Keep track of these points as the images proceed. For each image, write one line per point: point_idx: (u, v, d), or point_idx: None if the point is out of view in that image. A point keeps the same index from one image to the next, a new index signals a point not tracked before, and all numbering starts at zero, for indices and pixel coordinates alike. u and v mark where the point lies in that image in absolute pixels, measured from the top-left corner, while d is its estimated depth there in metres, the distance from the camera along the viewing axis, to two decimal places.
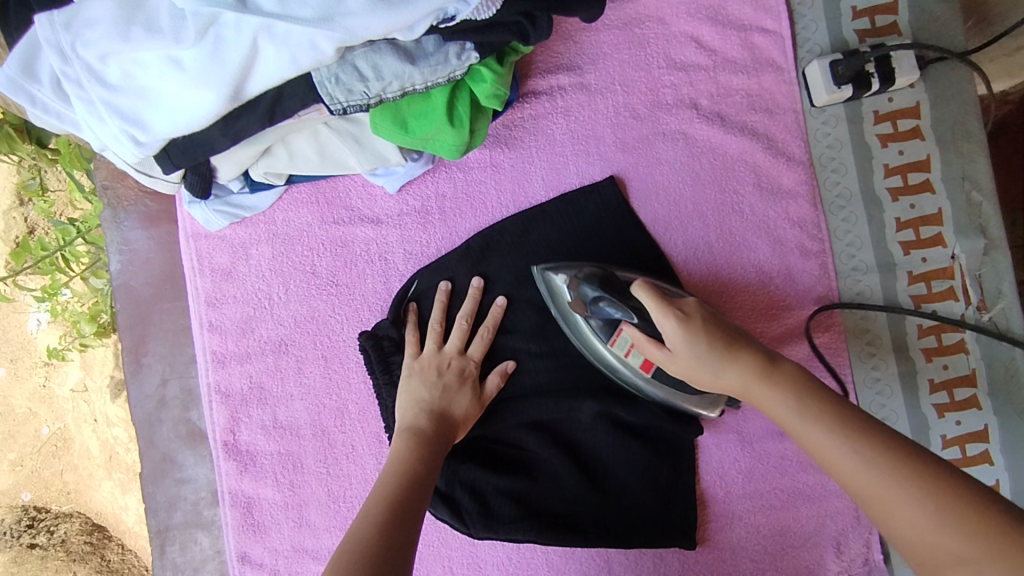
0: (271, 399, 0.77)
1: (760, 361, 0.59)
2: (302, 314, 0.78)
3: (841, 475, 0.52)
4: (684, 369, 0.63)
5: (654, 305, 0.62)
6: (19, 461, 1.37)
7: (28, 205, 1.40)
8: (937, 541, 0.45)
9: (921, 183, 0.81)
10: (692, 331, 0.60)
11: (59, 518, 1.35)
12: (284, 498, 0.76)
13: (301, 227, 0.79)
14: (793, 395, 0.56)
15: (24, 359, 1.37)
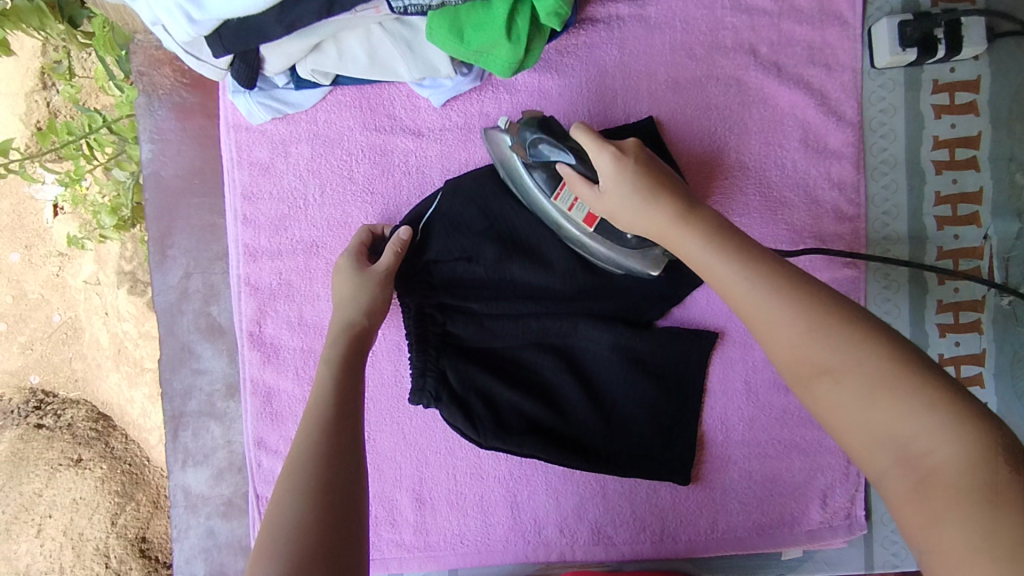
0: (299, 296, 0.78)
1: (679, 205, 0.61)
2: (336, 218, 0.78)
3: (734, 301, 0.54)
4: (606, 207, 0.65)
5: (591, 141, 0.64)
6: (29, 344, 1.40)
7: (52, 89, 1.38)
8: (805, 355, 0.49)
9: (966, 159, 0.81)
10: (623, 168, 0.62)
11: (65, 403, 1.40)
12: (303, 392, 0.78)
13: (342, 129, 0.78)
14: (703, 229, 0.58)
15: (38, 247, 1.39)
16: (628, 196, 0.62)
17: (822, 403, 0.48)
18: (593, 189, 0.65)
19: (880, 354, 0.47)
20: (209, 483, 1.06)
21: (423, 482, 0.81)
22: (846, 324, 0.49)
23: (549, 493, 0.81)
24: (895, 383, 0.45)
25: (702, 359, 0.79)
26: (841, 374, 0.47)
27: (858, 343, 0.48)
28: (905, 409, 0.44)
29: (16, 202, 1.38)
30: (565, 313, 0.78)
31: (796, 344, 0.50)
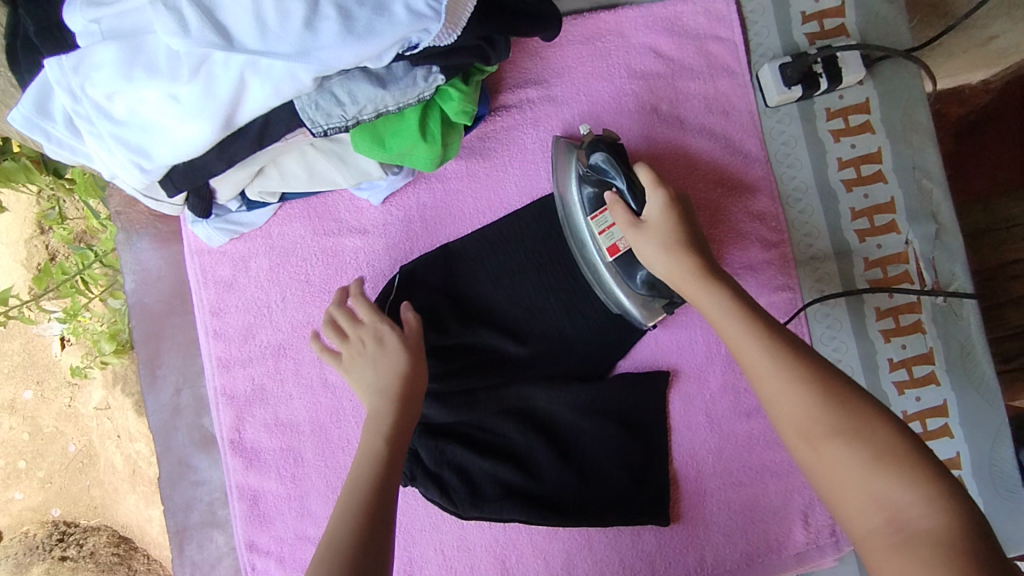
0: (273, 398, 0.83)
1: (703, 265, 0.65)
2: (298, 320, 0.84)
3: (747, 360, 0.58)
4: (640, 243, 0.69)
5: (650, 178, 0.70)
6: (48, 478, 1.47)
7: (49, 233, 1.49)
8: (821, 424, 0.53)
9: (873, 174, 0.87)
10: (671, 212, 0.68)
11: (87, 531, 1.44)
12: (287, 489, 0.82)
13: (295, 239, 0.85)
14: (726, 293, 0.62)
15: (49, 380, 1.46)
16: (667, 237, 0.67)
17: (829, 463, 0.52)
18: (633, 220, 0.70)
19: (881, 438, 0.50)
20: None
21: (413, 561, 0.83)
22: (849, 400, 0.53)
23: (537, 555, 0.83)
24: (892, 459, 0.49)
25: (660, 400, 0.83)
26: (853, 437, 0.51)
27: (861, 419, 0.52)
28: (889, 479, 0.49)
29: (25, 341, 1.47)
30: (524, 376, 0.82)
31: (810, 411, 0.53)
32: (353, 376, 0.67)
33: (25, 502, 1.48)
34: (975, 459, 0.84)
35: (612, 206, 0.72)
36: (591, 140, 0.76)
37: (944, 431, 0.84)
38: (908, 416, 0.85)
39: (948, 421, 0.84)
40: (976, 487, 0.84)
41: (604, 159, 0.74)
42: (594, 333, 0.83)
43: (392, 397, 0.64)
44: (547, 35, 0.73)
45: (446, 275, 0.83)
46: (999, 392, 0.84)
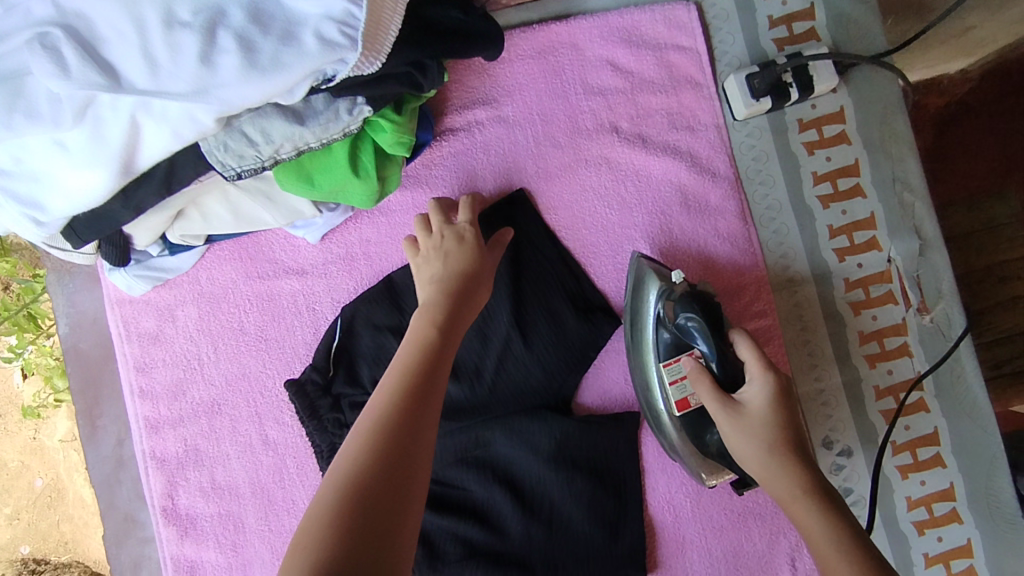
0: (208, 460, 0.76)
1: (818, 484, 0.55)
2: (233, 372, 0.77)
3: None
4: (726, 424, 0.59)
5: (757, 359, 0.61)
6: (16, 513, 1.37)
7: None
8: None
9: (850, 188, 0.81)
10: (778, 407, 0.58)
11: (60, 567, 1.36)
12: (228, 560, 0.75)
13: (226, 283, 0.77)
14: (850, 533, 0.51)
15: (12, 413, 1.36)
16: (770, 439, 0.57)
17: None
18: (726, 402, 0.60)
19: None
20: None
21: None
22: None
23: None
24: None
25: (631, 441, 0.76)
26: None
27: None
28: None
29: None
30: (479, 420, 0.76)
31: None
32: (425, 268, 0.68)
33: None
34: (970, 488, 0.79)
35: (694, 376, 0.63)
36: (688, 291, 0.66)
37: (936, 461, 0.79)
38: (897, 446, 0.80)
39: (940, 449, 0.79)
40: (971, 519, 0.79)
41: (695, 323, 0.63)
42: (551, 365, 0.77)
43: (425, 347, 0.59)
44: (488, 55, 0.65)
45: (394, 310, 0.77)
46: (993, 418, 0.79)
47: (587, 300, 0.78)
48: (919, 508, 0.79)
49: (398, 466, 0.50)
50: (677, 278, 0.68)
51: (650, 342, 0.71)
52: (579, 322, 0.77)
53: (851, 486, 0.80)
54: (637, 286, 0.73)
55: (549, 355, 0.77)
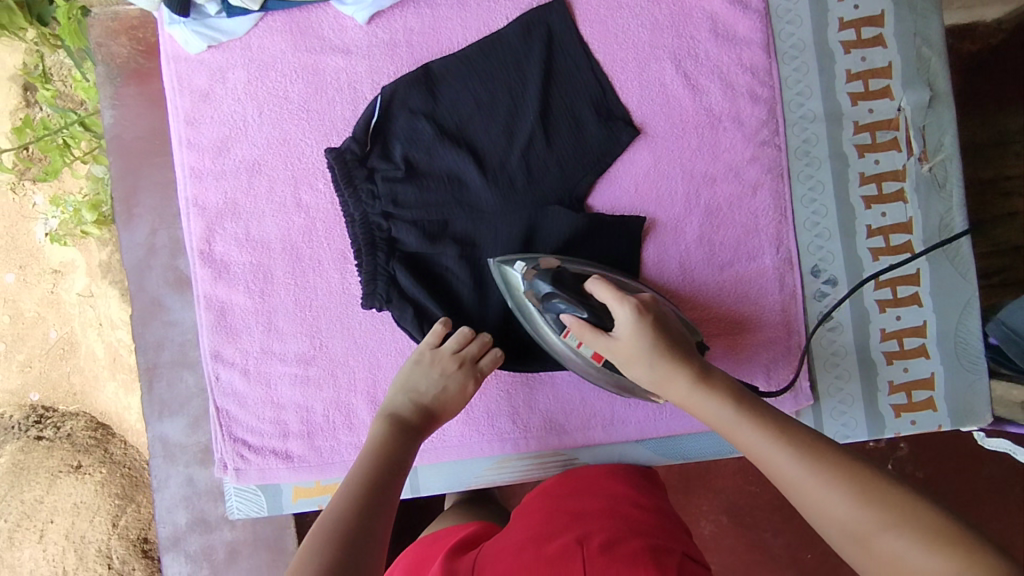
0: (245, 213, 0.83)
1: (694, 369, 0.66)
2: (275, 137, 0.82)
3: (766, 466, 0.58)
4: (624, 353, 0.70)
5: (613, 293, 0.72)
6: (28, 363, 1.44)
7: (35, 106, 1.43)
8: (852, 522, 0.51)
9: (873, 37, 0.85)
10: (642, 325, 0.69)
11: (64, 416, 1.43)
12: (255, 304, 0.83)
13: (275, 53, 0.82)
14: (728, 399, 0.64)
15: (32, 266, 1.43)
16: (646, 351, 0.68)
17: (888, 560, 0.49)
18: (607, 338, 0.71)
19: (923, 522, 0.48)
20: (186, 432, 1.08)
21: (376, 384, 0.82)
22: (882, 487, 0.52)
23: (499, 387, 0.84)
24: (946, 540, 0.46)
25: (633, 246, 0.84)
26: (902, 529, 0.49)
27: (901, 506, 0.50)
28: (950, 561, 0.45)
29: (10, 224, 1.43)
30: (501, 210, 0.82)
31: (849, 512, 0.52)
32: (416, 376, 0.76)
33: (3, 383, 1.43)
34: (942, 328, 0.84)
35: (575, 328, 0.73)
36: (531, 275, 0.76)
37: (913, 299, 0.84)
38: (879, 282, 0.85)
39: (919, 290, 0.85)
40: (937, 355, 0.84)
41: (552, 291, 0.73)
42: (569, 166, 0.83)
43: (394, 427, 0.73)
44: None
45: (428, 96, 0.82)
46: (972, 266, 0.84)
47: (608, 109, 0.84)
48: (891, 340, 0.85)
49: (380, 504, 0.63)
50: (521, 267, 0.76)
51: (539, 320, 0.77)
52: (600, 130, 0.83)
53: (832, 313, 0.85)
54: (504, 285, 0.79)
55: (569, 157, 0.83)
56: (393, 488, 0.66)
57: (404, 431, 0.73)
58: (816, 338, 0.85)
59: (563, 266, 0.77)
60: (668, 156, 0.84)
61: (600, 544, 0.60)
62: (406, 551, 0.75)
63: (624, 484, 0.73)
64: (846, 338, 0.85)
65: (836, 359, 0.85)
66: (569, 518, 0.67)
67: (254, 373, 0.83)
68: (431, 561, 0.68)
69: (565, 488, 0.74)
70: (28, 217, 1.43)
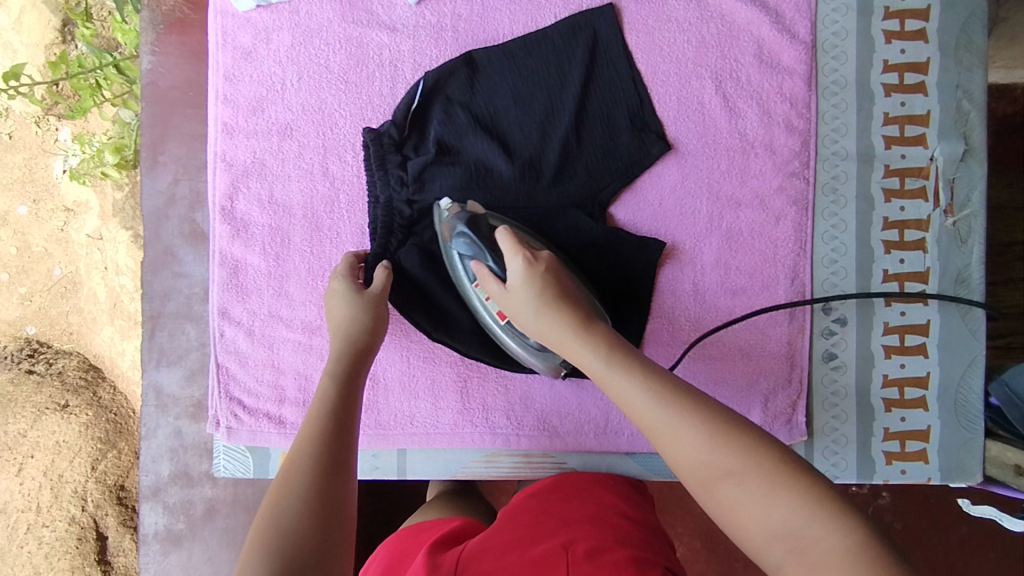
0: (270, 175, 0.83)
1: (577, 322, 0.67)
2: (310, 104, 0.83)
3: (634, 412, 0.58)
4: (510, 307, 0.72)
5: (511, 245, 0.72)
6: (29, 296, 1.45)
7: (71, 43, 1.43)
8: (708, 460, 0.53)
9: (915, 84, 0.85)
10: (530, 276, 0.70)
11: (59, 353, 1.44)
12: (269, 267, 0.83)
13: (322, 21, 0.83)
14: (601, 346, 0.64)
15: (46, 202, 1.44)
16: (530, 298, 0.70)
17: (729, 505, 0.52)
18: (500, 286, 0.73)
19: (768, 465, 0.51)
20: (181, 384, 1.09)
21: (378, 362, 0.84)
22: (731, 430, 0.53)
23: (499, 380, 0.84)
24: (784, 488, 0.49)
25: (651, 263, 0.83)
26: (743, 477, 0.51)
27: (753, 449, 0.52)
28: (792, 505, 0.49)
29: (29, 156, 1.45)
30: (520, 208, 0.83)
31: (700, 453, 0.53)
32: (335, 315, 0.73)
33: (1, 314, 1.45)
34: (943, 381, 0.84)
35: (482, 279, 0.75)
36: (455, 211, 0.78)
37: (920, 349, 0.84)
38: (889, 328, 0.85)
39: (927, 340, 0.84)
40: (936, 408, 0.84)
41: (466, 232, 0.75)
42: (596, 172, 0.83)
43: (342, 376, 0.68)
44: None
45: (467, 85, 0.82)
46: (983, 325, 0.84)
47: (643, 122, 0.84)
48: (892, 387, 0.85)
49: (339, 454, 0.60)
50: (447, 204, 0.79)
51: (454, 263, 0.79)
52: (633, 142, 0.83)
53: (837, 352, 0.85)
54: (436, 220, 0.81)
55: (598, 164, 0.83)
56: (351, 445, 0.62)
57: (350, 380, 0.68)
58: (817, 375, 0.85)
59: (487, 213, 0.78)
60: (696, 174, 0.84)
61: (585, 551, 0.59)
62: (389, 540, 0.74)
63: (612, 495, 0.74)
64: (848, 379, 0.85)
65: (835, 398, 0.85)
66: (555, 522, 0.67)
67: (259, 334, 0.83)
68: (414, 552, 0.67)
69: (553, 493, 0.74)
70: (48, 151, 1.45)
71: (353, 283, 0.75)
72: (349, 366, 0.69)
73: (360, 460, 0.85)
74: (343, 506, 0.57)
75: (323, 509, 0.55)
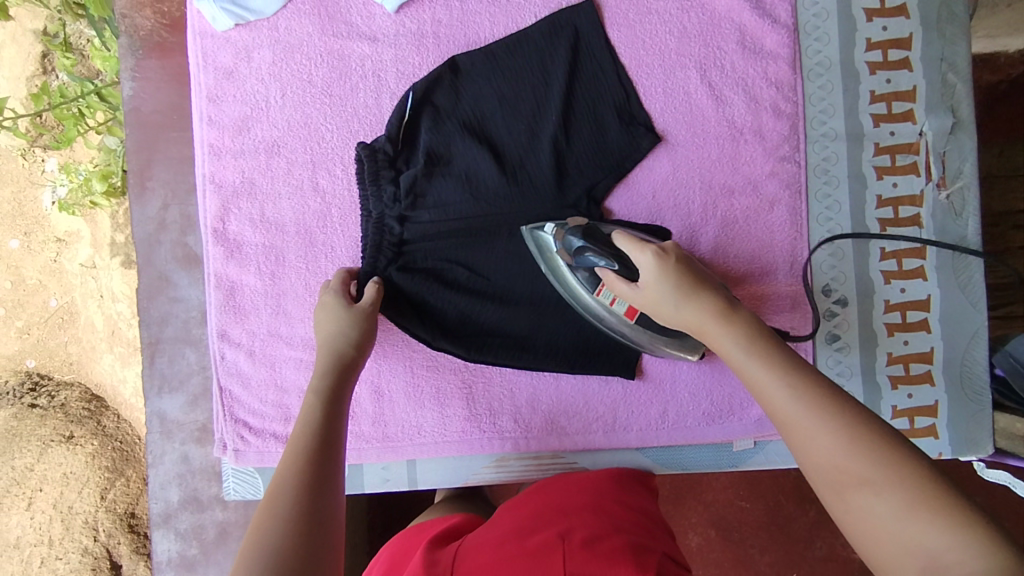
0: (261, 194, 0.82)
1: (722, 306, 0.66)
2: (296, 120, 0.82)
3: (770, 403, 0.57)
4: (647, 303, 0.71)
5: (634, 241, 0.71)
6: (26, 329, 1.45)
7: (52, 74, 1.42)
8: (845, 465, 0.50)
9: (899, 60, 0.85)
10: (664, 267, 0.69)
11: (59, 385, 1.45)
12: (265, 286, 0.82)
13: (302, 36, 0.82)
14: (743, 336, 0.62)
15: (37, 233, 1.44)
16: (667, 291, 0.68)
17: (861, 516, 0.48)
18: (632, 287, 0.71)
19: (911, 480, 0.47)
20: (185, 409, 1.08)
21: (381, 374, 0.83)
22: (880, 441, 0.50)
23: (504, 385, 0.83)
24: (934, 508, 0.45)
25: None
26: (882, 489, 0.47)
27: (897, 463, 0.48)
28: (937, 526, 0.44)
29: (17, 189, 1.44)
30: (515, 211, 0.82)
31: (834, 455, 0.51)
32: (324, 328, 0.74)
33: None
34: (948, 355, 0.84)
35: (612, 284, 0.73)
36: (570, 225, 0.75)
37: (922, 324, 0.84)
38: (890, 305, 0.85)
39: (928, 315, 0.84)
40: (943, 382, 0.84)
41: (587, 250, 0.73)
42: (588, 167, 0.83)
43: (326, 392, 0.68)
44: None
45: (453, 91, 0.82)
46: (983, 295, 0.84)
47: (631, 116, 0.83)
48: (897, 364, 0.85)
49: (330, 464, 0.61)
50: (552, 228, 0.77)
51: (571, 278, 0.77)
52: (623, 137, 0.83)
53: (840, 333, 0.85)
54: (541, 246, 0.79)
55: (588, 159, 0.83)
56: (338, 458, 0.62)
57: (336, 394, 0.68)
58: (822, 357, 0.85)
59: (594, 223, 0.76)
60: (687, 165, 0.84)
61: (581, 540, 0.59)
62: (392, 541, 0.74)
63: (611, 482, 0.74)
64: (852, 359, 0.85)
65: (841, 378, 0.85)
66: (552, 514, 0.66)
67: (259, 354, 0.82)
68: (412, 550, 0.67)
69: (554, 486, 0.74)
70: (35, 183, 1.44)
71: (344, 297, 0.76)
72: (333, 381, 0.69)
73: (369, 473, 0.85)
74: (331, 515, 0.57)
75: (312, 520, 0.55)
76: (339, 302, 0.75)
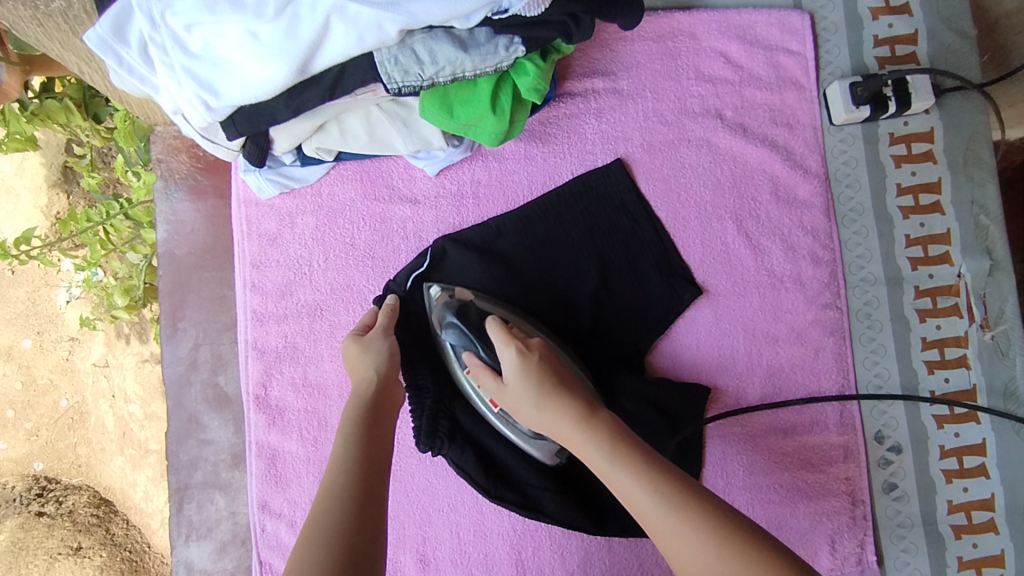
0: (304, 359, 0.83)
1: (580, 410, 0.63)
2: (339, 283, 0.83)
3: (642, 515, 0.56)
4: (507, 401, 0.68)
5: (500, 337, 0.69)
6: (35, 430, 1.39)
7: (73, 183, 1.40)
8: (714, 570, 0.51)
9: (931, 204, 0.85)
10: (526, 371, 0.66)
11: (69, 489, 1.37)
12: (307, 452, 0.81)
13: (344, 201, 0.85)
14: (607, 439, 0.61)
15: (50, 332, 1.39)
16: (527, 394, 0.65)
17: None
18: (496, 382, 0.69)
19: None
20: (212, 557, 1.04)
21: (427, 542, 0.81)
22: (743, 540, 0.52)
23: (554, 548, 0.81)
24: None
25: (698, 413, 0.82)
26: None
27: (771, 566, 0.50)
28: None
29: (31, 289, 1.39)
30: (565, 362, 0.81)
31: (708, 560, 0.52)
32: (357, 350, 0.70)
33: (7, 452, 1.38)
34: (1011, 501, 0.81)
35: (475, 370, 0.70)
36: (444, 301, 0.75)
37: (981, 470, 0.81)
38: (945, 451, 0.82)
39: (985, 460, 0.81)
40: (1007, 530, 0.80)
41: (458, 323, 0.73)
42: (629, 322, 0.83)
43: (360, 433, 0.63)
44: (628, 22, 0.64)
45: (491, 246, 0.82)
46: None
47: (671, 271, 0.84)
48: (958, 513, 0.81)
49: (371, 500, 0.58)
50: (436, 292, 0.76)
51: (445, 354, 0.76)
52: (662, 290, 0.83)
53: (896, 482, 0.83)
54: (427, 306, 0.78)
55: (630, 316, 0.83)
56: (372, 506, 0.57)
57: (373, 437, 0.63)
58: (880, 507, 0.83)
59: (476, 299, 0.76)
60: (729, 315, 0.84)
61: None
62: None
63: None
64: (913, 509, 0.82)
65: (902, 529, 0.82)
66: None
67: (301, 525, 0.81)
68: None
69: None
70: (50, 283, 1.39)
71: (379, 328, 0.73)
72: (371, 420, 0.65)
73: None
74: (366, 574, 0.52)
75: None
76: (383, 337, 0.71)
